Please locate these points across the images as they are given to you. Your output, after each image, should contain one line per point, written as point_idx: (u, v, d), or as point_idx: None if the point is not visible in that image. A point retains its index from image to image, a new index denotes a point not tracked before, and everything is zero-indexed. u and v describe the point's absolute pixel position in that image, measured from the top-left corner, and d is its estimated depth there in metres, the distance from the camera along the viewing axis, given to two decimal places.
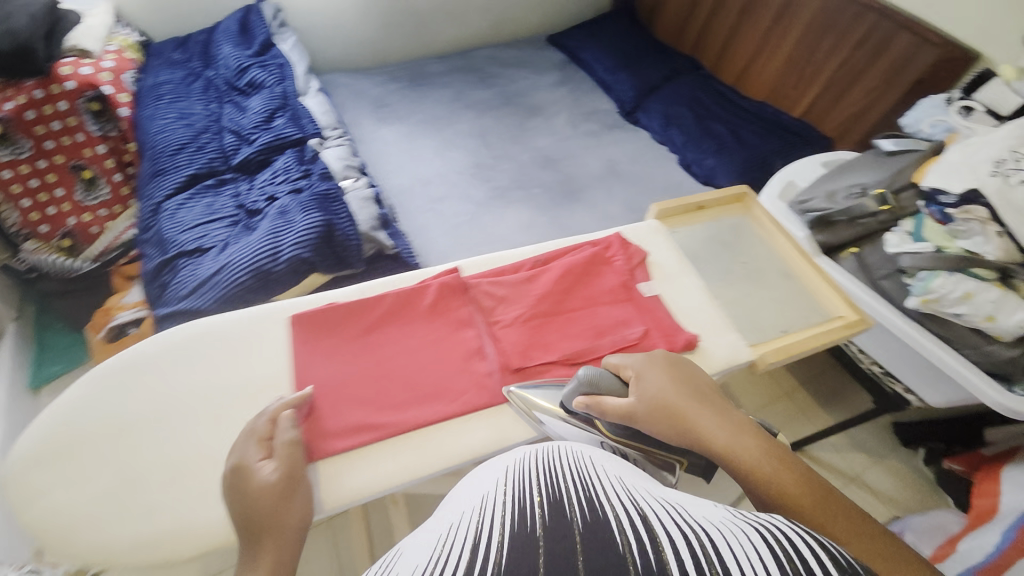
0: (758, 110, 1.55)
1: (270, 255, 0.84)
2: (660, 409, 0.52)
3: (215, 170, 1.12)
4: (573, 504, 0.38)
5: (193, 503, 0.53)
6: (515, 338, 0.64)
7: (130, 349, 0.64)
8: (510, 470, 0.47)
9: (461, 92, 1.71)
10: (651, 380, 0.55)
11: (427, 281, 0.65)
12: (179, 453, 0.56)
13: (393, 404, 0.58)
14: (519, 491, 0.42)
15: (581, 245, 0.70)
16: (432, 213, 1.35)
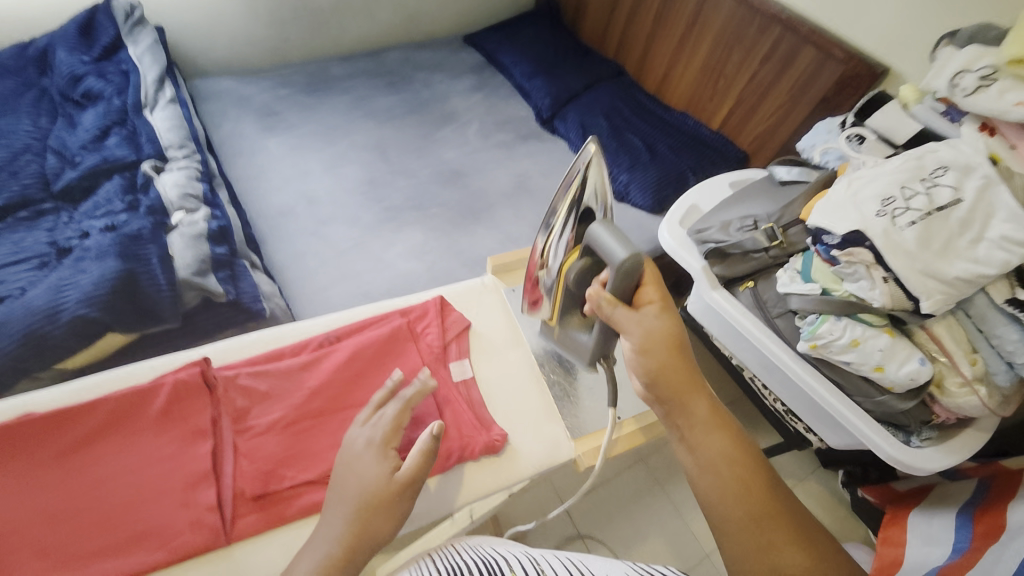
0: (677, 121, 1.45)
1: (46, 315, 0.70)
2: (667, 347, 0.59)
3: (28, 198, 0.95)
4: None
5: None
6: (270, 450, 0.63)
7: None
8: None
9: (363, 98, 1.56)
10: (656, 329, 0.59)
11: (164, 380, 0.64)
12: None
13: (83, 553, 0.55)
14: None
15: (388, 318, 0.74)
16: (312, 237, 1.20)
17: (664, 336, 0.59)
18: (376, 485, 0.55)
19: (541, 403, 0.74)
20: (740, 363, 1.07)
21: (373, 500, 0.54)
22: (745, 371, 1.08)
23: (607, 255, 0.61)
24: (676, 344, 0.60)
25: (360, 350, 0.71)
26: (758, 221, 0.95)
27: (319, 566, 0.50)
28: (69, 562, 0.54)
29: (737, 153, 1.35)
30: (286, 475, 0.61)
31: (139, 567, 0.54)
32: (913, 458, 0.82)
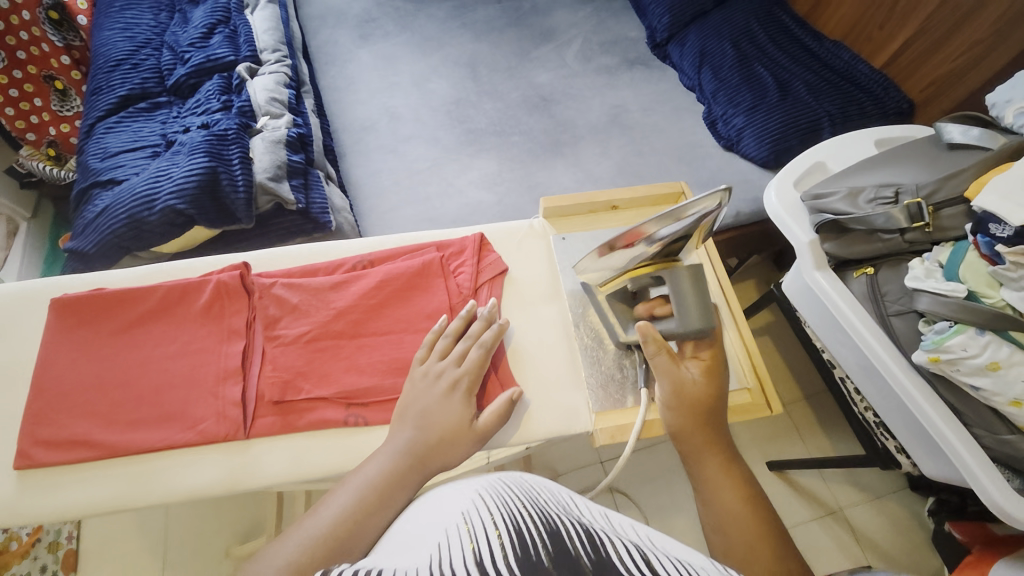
0: (829, 53, 1.16)
1: (144, 202, 0.78)
2: (696, 411, 0.52)
3: (148, 92, 1.05)
4: (565, 528, 0.35)
5: None
6: (291, 360, 0.61)
7: None
8: (495, 482, 0.45)
9: (462, 7, 1.46)
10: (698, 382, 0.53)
11: (211, 277, 0.65)
12: None
13: (123, 421, 0.58)
14: (499, 504, 0.39)
15: (426, 249, 0.69)
16: (391, 154, 1.21)
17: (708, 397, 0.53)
18: (447, 419, 0.53)
19: (568, 365, 0.65)
20: (832, 358, 0.92)
21: (446, 435, 0.52)
22: (838, 367, 0.93)
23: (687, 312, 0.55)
24: (711, 410, 0.52)
25: (391, 277, 0.66)
26: (901, 193, 0.74)
27: (382, 471, 0.49)
28: (112, 427, 0.58)
29: (900, 101, 1.05)
30: (301, 387, 0.60)
31: (167, 443, 0.57)
32: None
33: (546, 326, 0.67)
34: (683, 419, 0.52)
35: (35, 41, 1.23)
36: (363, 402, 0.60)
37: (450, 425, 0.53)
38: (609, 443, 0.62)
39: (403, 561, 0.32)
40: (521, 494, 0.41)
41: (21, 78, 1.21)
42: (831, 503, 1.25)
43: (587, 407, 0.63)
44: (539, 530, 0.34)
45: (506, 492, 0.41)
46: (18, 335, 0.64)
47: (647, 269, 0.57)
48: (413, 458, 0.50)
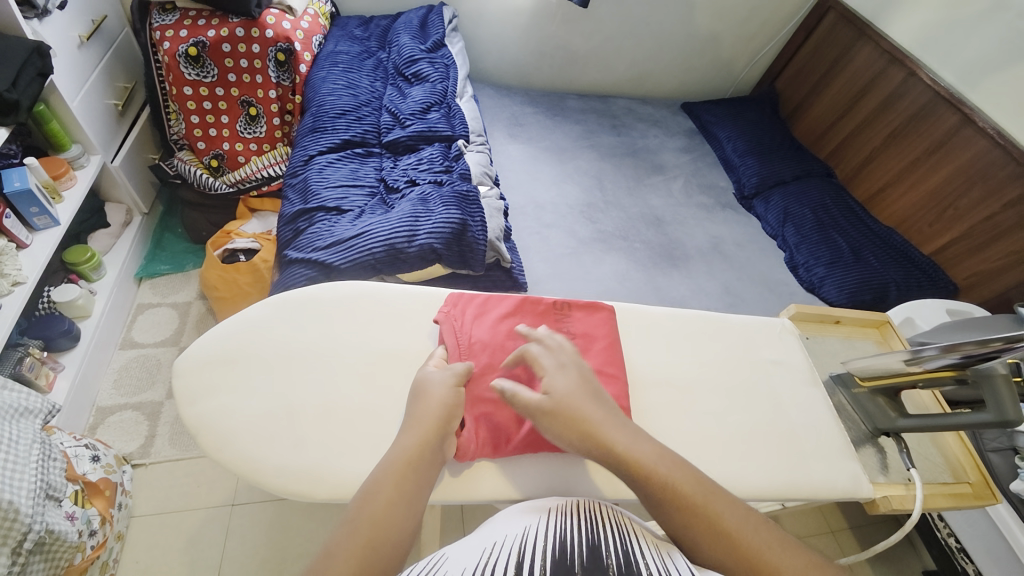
0: (885, 235, 1.49)
1: (406, 235, 0.89)
2: (576, 426, 0.53)
3: (366, 141, 1.21)
4: (609, 551, 0.46)
5: (262, 445, 0.55)
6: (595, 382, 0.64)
7: (303, 288, 0.66)
8: (555, 507, 0.55)
9: (589, 132, 1.76)
10: (557, 392, 0.56)
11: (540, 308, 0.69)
12: (288, 402, 0.57)
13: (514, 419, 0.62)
14: (558, 524, 0.50)
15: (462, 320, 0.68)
16: (537, 236, 1.39)
17: (568, 399, 0.55)
18: (446, 407, 0.56)
19: (842, 435, 0.65)
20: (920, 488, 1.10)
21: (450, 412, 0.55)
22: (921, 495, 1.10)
23: (999, 404, 0.54)
24: (584, 411, 0.54)
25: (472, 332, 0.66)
26: None
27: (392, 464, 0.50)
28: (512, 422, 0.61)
29: (948, 283, 1.36)
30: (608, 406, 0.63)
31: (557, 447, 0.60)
32: None
33: (819, 410, 0.66)
34: (570, 425, 0.53)
35: (251, 70, 1.33)
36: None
37: (435, 418, 0.54)
38: (890, 510, 0.60)
39: (461, 562, 0.45)
40: (578, 516, 0.52)
41: (220, 95, 1.35)
42: None
43: (867, 478, 0.61)
44: (583, 547, 0.46)
45: (563, 515, 0.52)
46: (332, 322, 0.64)
47: (948, 372, 0.58)
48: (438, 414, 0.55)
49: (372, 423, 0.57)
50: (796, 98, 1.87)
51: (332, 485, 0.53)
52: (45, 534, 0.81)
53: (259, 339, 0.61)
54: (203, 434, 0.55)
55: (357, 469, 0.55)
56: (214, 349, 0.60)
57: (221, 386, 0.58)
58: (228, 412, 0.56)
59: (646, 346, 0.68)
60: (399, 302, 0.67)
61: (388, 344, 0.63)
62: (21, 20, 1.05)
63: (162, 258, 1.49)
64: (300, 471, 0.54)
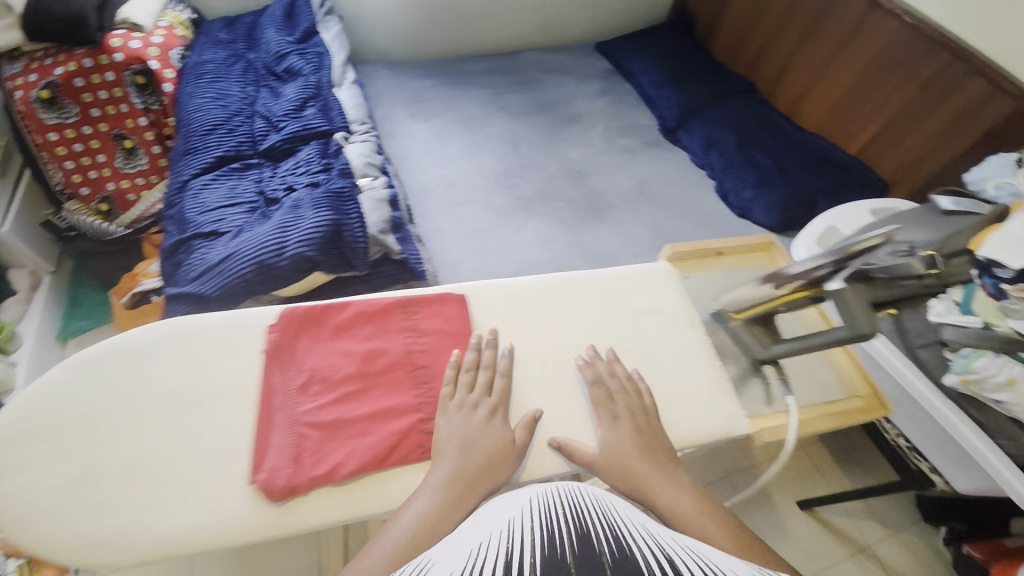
0: (810, 141, 1.44)
1: (274, 249, 0.84)
2: (623, 472, 0.53)
3: (242, 154, 1.14)
4: (601, 538, 0.38)
5: (76, 513, 0.52)
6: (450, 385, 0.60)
7: (121, 335, 0.63)
8: (541, 498, 0.47)
9: (498, 94, 1.67)
10: (614, 434, 0.56)
11: (391, 309, 0.64)
12: (105, 462, 0.54)
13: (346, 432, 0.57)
14: (545, 516, 0.42)
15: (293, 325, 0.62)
16: (452, 216, 1.33)
17: (610, 453, 0.54)
18: (485, 450, 0.54)
19: (716, 375, 0.62)
20: None
21: (494, 454, 0.54)
22: None
23: (854, 315, 0.49)
24: (648, 453, 0.54)
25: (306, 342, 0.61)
26: (914, 246, 0.88)
27: (429, 507, 0.50)
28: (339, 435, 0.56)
29: (876, 180, 1.32)
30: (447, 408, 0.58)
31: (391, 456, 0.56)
32: None
33: (691, 352, 0.64)
34: (618, 476, 0.53)
35: (114, 100, 1.25)
36: (431, 405, 0.59)
37: (484, 459, 0.54)
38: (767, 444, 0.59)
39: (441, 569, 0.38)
40: (568, 500, 0.46)
41: (89, 134, 1.27)
42: (860, 540, 1.33)
43: (742, 414, 0.59)
44: (574, 533, 0.39)
45: (551, 501, 0.46)
46: (159, 365, 0.60)
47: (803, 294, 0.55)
48: (483, 454, 0.54)
49: (184, 469, 0.54)
50: (710, 15, 1.77)
51: (147, 543, 0.51)
52: None
53: (78, 399, 0.58)
54: (8, 513, 0.53)
55: (170, 521, 0.52)
56: (21, 420, 0.56)
57: (37, 458, 0.55)
58: (36, 487, 0.54)
59: (508, 321, 0.66)
60: (231, 330, 0.63)
61: (215, 381, 0.60)
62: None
63: (82, 314, 1.44)
64: (109, 535, 0.51)
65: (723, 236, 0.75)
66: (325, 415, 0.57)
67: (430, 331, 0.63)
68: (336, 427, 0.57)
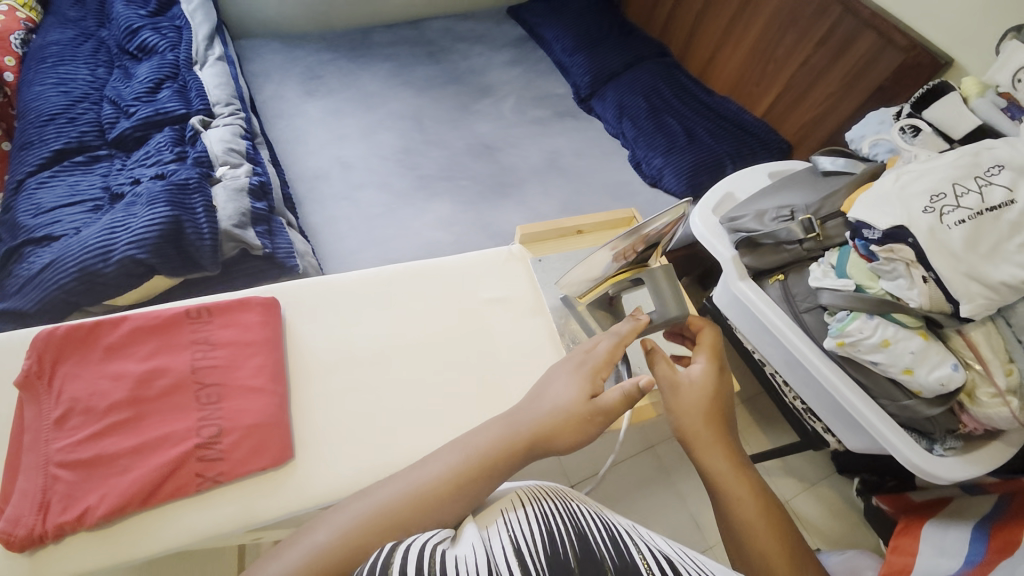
0: (720, 106, 1.40)
1: (99, 253, 0.75)
2: (707, 418, 0.55)
3: (87, 145, 1.01)
4: (595, 536, 0.41)
5: None
6: (241, 405, 0.59)
7: None
8: (535, 497, 0.49)
9: (403, 67, 1.55)
10: (698, 383, 0.57)
11: (183, 327, 0.62)
12: None
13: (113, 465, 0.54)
14: (536, 515, 0.45)
15: (61, 351, 0.58)
16: (347, 202, 1.24)
17: (694, 397, 0.56)
18: (563, 414, 0.55)
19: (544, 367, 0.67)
20: (763, 358, 1.09)
21: (569, 414, 0.55)
22: (767, 366, 1.10)
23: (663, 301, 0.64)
24: (713, 408, 0.55)
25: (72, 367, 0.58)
26: (795, 211, 0.95)
27: (465, 456, 0.53)
28: (103, 471, 0.53)
29: (780, 142, 1.30)
30: (231, 434, 0.57)
31: (162, 488, 0.54)
32: (934, 466, 0.80)
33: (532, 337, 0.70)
34: (686, 421, 0.54)
35: None
36: (213, 429, 0.57)
37: (567, 419, 0.55)
38: None
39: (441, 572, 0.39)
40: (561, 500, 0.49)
41: None
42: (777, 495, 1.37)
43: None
44: (570, 532, 0.42)
45: (544, 500, 0.48)
46: None
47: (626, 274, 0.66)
48: (558, 412, 0.56)
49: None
50: None
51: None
52: None
53: None
54: None
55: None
56: None
57: None
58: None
59: (331, 327, 0.68)
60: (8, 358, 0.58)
61: None
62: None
63: None
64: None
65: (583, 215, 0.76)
66: (85, 451, 0.54)
67: (222, 344, 0.62)
68: (95, 464, 0.54)
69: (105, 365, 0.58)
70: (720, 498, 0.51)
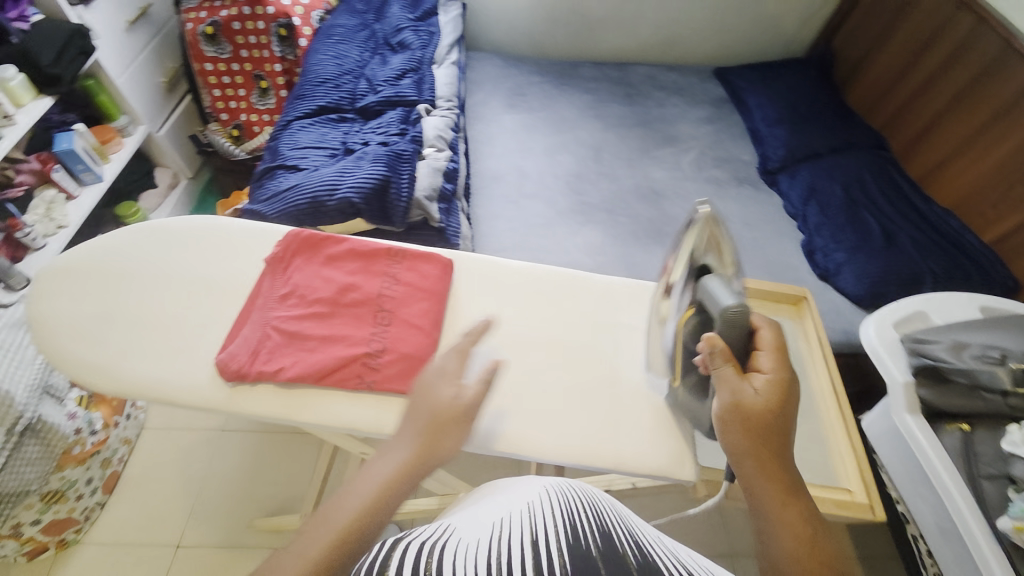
0: (937, 218, 1.25)
1: (328, 189, 0.94)
2: (759, 416, 0.51)
3: (340, 107, 1.27)
4: (617, 538, 0.43)
5: (88, 343, 0.60)
6: (407, 335, 0.64)
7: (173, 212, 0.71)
8: (557, 488, 0.51)
9: (598, 102, 1.66)
10: (761, 385, 0.53)
11: (379, 256, 0.70)
12: (127, 310, 0.63)
13: (301, 344, 0.62)
14: (561, 505, 0.47)
15: (291, 243, 0.69)
16: (512, 206, 1.36)
17: (761, 401, 0.52)
18: (437, 412, 0.53)
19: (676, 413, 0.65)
20: (907, 513, 0.93)
21: (440, 422, 0.52)
22: (911, 524, 0.93)
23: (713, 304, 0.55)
24: (770, 412, 0.52)
25: (293, 256, 0.68)
26: (1007, 356, 0.82)
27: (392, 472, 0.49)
28: (293, 344, 0.62)
29: (1006, 279, 1.13)
30: (392, 354, 0.62)
31: (330, 377, 0.60)
32: None
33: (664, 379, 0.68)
34: (735, 416, 0.52)
35: (259, 46, 1.43)
36: (379, 345, 0.63)
37: (427, 422, 0.52)
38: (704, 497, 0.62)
39: (468, 533, 0.43)
40: (584, 498, 0.50)
41: (237, 71, 1.48)
42: None
43: (690, 460, 0.62)
44: (594, 528, 0.43)
45: (569, 493, 0.50)
46: (193, 246, 0.68)
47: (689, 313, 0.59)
48: (430, 413, 0.52)
49: (171, 336, 0.62)
50: (855, 58, 1.58)
51: (115, 384, 0.58)
52: (38, 423, 1.01)
53: (129, 254, 0.67)
54: (41, 326, 0.62)
55: (140, 371, 0.59)
56: (78, 256, 0.66)
57: (81, 290, 0.64)
58: (58, 313, 0.63)
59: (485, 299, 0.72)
60: (256, 234, 0.70)
61: (225, 272, 0.67)
62: (63, 6, 1.26)
63: None
64: (94, 368, 0.59)
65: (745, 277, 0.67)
66: (289, 324, 0.63)
67: (404, 282, 0.68)
68: (292, 336, 0.62)
69: (316, 265, 0.68)
70: (761, 496, 0.49)
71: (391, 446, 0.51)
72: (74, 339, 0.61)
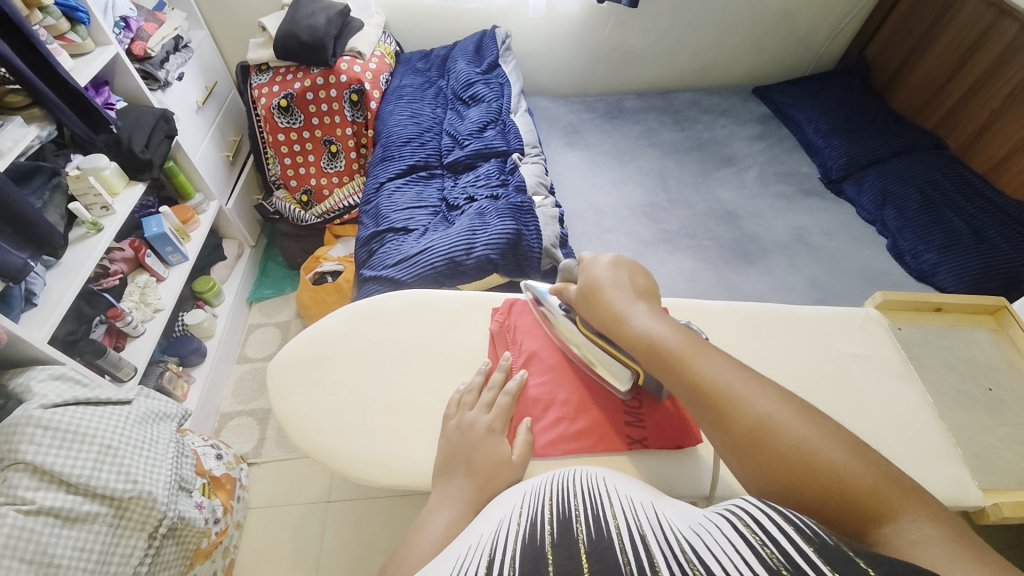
0: (1016, 210, 1.29)
1: (464, 248, 0.95)
2: (595, 297, 0.59)
3: (429, 165, 1.30)
4: (582, 520, 0.36)
5: (343, 433, 0.64)
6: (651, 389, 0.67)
7: (376, 297, 0.78)
8: (529, 496, 0.43)
9: (650, 131, 1.71)
10: (595, 271, 0.62)
11: None
12: (368, 396, 0.67)
13: (557, 412, 0.65)
14: (533, 511, 0.39)
15: (510, 312, 0.73)
16: (599, 241, 1.37)
17: (586, 293, 0.61)
18: (468, 450, 0.58)
19: (943, 436, 0.63)
20: None
21: (493, 473, 0.56)
22: None
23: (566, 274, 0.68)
24: (601, 289, 0.59)
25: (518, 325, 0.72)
26: None
27: (450, 521, 0.51)
28: (550, 415, 0.65)
29: None
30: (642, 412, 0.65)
31: (599, 442, 0.63)
32: None
33: (910, 405, 0.65)
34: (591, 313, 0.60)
35: (331, 113, 1.47)
36: (636, 402, 0.66)
37: (478, 474, 0.55)
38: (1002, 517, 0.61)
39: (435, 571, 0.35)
40: (558, 486, 0.44)
41: (308, 138, 1.52)
42: None
43: (974, 485, 0.60)
44: (557, 519, 0.37)
45: (542, 490, 0.43)
46: (408, 326, 0.73)
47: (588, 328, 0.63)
48: (479, 469, 0.56)
49: (422, 423, 0.65)
50: (892, 66, 1.68)
51: (395, 471, 0.62)
52: (178, 521, 0.93)
53: (348, 343, 0.72)
54: (291, 422, 0.66)
55: (400, 455, 0.62)
56: (306, 350, 0.71)
57: (318, 383, 0.69)
58: (312, 406, 0.67)
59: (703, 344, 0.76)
60: (464, 309, 0.75)
61: (451, 347, 0.71)
62: (147, 92, 1.26)
63: (268, 283, 1.72)
64: (371, 457, 0.62)
65: (948, 294, 0.79)
66: (537, 394, 0.66)
67: None
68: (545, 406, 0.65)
69: (539, 330, 0.71)
70: (646, 350, 0.52)
71: (452, 486, 0.55)
72: (328, 432, 0.65)
